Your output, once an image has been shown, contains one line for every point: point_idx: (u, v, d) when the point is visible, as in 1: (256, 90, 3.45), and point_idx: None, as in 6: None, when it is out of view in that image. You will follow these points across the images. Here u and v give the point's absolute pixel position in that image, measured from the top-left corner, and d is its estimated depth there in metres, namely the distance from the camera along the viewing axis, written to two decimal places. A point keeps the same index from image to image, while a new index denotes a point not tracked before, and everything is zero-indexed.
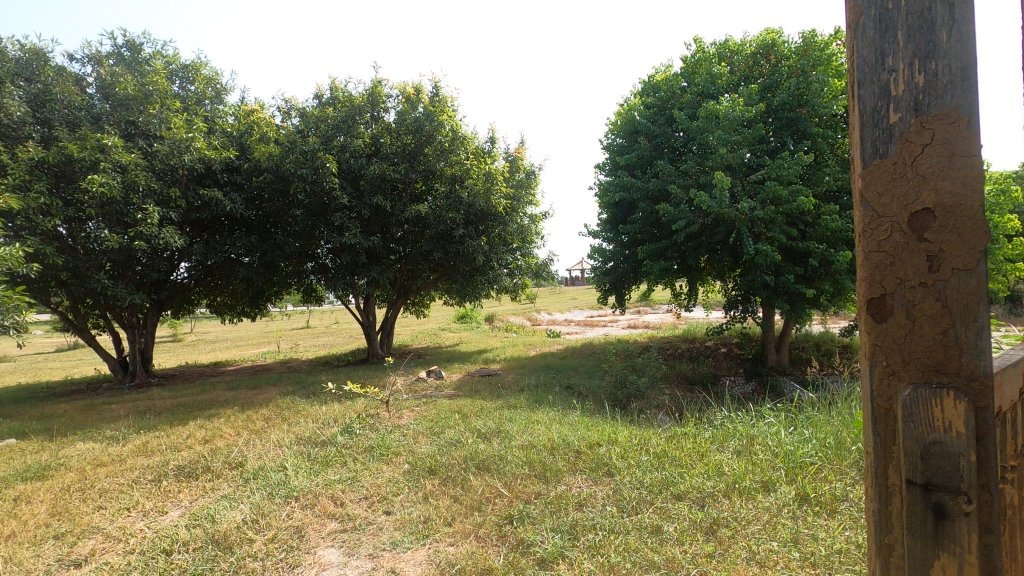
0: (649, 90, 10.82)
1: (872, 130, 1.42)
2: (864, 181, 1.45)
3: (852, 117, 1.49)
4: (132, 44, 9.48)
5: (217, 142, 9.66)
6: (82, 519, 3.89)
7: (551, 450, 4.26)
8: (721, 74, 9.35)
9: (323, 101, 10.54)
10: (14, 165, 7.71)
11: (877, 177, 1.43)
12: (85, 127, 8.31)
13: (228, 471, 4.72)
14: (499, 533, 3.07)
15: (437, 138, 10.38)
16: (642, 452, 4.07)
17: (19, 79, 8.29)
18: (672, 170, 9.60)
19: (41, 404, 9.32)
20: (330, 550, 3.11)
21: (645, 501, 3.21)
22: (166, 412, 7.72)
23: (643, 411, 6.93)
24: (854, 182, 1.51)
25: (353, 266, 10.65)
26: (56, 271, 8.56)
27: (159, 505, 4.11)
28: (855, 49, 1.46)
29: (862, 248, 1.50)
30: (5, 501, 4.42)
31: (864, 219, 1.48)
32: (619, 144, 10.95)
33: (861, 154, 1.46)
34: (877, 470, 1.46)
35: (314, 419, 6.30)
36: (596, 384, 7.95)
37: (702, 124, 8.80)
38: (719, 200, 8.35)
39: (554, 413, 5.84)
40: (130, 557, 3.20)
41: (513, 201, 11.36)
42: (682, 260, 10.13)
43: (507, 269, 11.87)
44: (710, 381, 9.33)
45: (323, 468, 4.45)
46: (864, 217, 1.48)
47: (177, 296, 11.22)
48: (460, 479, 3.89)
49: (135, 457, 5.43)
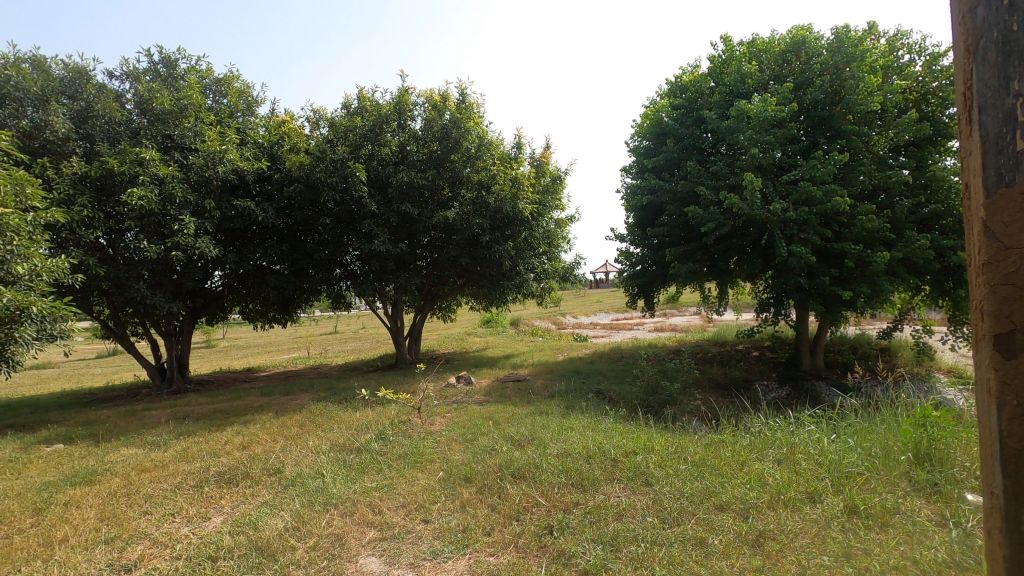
0: (676, 91, 10.72)
1: (995, 157, 1.61)
2: (990, 213, 1.63)
3: (976, 143, 1.68)
4: (168, 60, 9.76)
5: (250, 153, 9.88)
6: (130, 524, 4.01)
7: (587, 458, 4.22)
8: (751, 73, 9.18)
9: (351, 110, 10.67)
10: (58, 180, 8.01)
11: (1001, 208, 1.60)
12: (124, 142, 8.58)
13: (267, 477, 4.81)
14: (539, 544, 3.06)
15: (463, 145, 10.44)
16: (680, 460, 4.00)
17: (63, 96, 8.62)
18: (702, 171, 9.46)
19: (85, 410, 9.65)
20: (370, 558, 3.14)
21: (686, 511, 3.16)
22: (204, 417, 7.93)
23: (677, 418, 6.83)
24: (978, 212, 1.68)
25: (382, 272, 10.77)
26: (98, 281, 8.84)
27: (202, 511, 4.21)
28: (977, 73, 1.66)
29: (988, 279, 1.67)
30: (57, 505, 4.59)
31: (991, 249, 1.65)
32: (646, 146, 10.91)
33: (987, 183, 1.63)
34: (1011, 510, 1.63)
35: (347, 426, 6.38)
36: (627, 390, 7.87)
37: (732, 124, 8.67)
38: (750, 202, 8.21)
39: (587, 420, 5.80)
40: (178, 563, 3.29)
41: (541, 206, 11.35)
42: (712, 263, 9.98)
43: (534, 274, 11.87)
44: (742, 386, 9.17)
45: (359, 475, 4.50)
46: (991, 248, 1.65)
47: (212, 304, 11.51)
48: (496, 487, 3.88)
49: (177, 463, 5.58)
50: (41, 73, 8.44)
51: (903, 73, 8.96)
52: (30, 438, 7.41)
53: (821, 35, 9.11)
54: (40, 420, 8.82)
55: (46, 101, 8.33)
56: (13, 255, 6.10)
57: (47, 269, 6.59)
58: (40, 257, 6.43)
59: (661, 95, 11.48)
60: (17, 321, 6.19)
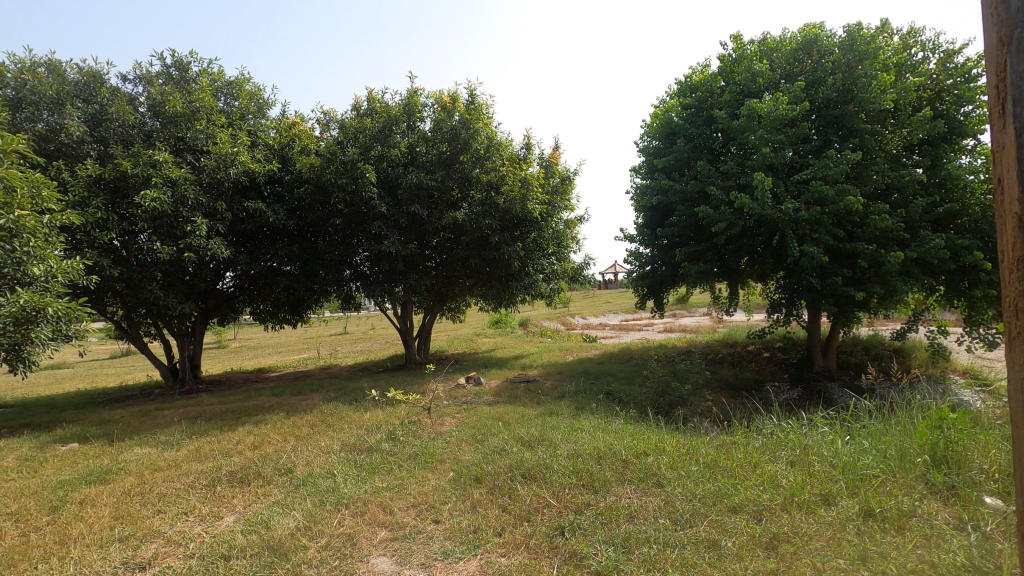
0: (686, 90, 10.67)
1: None
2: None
3: (1009, 141, 1.82)
4: (180, 63, 9.86)
5: (261, 155, 9.95)
6: (143, 523, 4.05)
7: (598, 459, 4.20)
8: (762, 72, 9.11)
9: (361, 111, 10.71)
10: (74, 182, 8.11)
11: None
12: (138, 145, 8.68)
13: (278, 477, 4.84)
14: (551, 545, 3.05)
15: (473, 145, 10.45)
16: (691, 462, 3.98)
17: (77, 100, 8.74)
18: (712, 171, 9.41)
19: (99, 409, 9.75)
20: (382, 558, 3.15)
21: (699, 513, 3.14)
22: (216, 417, 7.98)
23: (687, 419, 6.78)
24: (1013, 208, 1.82)
25: (391, 273, 10.81)
26: (112, 282, 8.93)
27: (215, 510, 4.24)
28: (1011, 65, 1.82)
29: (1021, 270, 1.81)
30: (72, 504, 4.64)
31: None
32: (656, 146, 10.88)
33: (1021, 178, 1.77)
34: None
35: (358, 426, 6.40)
36: (637, 391, 7.84)
37: (743, 124, 8.61)
38: (761, 202, 8.15)
39: (597, 421, 5.78)
40: (191, 562, 3.31)
41: (550, 207, 11.34)
42: (723, 263, 9.91)
43: (543, 274, 11.86)
44: (753, 387, 9.10)
45: (370, 475, 4.51)
46: None
47: (224, 304, 11.61)
48: (506, 488, 3.88)
49: (189, 462, 5.63)
50: (56, 77, 8.56)
51: (916, 70, 8.86)
52: (45, 437, 7.51)
53: (833, 33, 9.02)
54: (55, 420, 8.92)
55: (61, 105, 8.43)
56: (29, 257, 6.18)
57: (63, 270, 6.68)
58: (55, 258, 6.52)
59: (670, 95, 11.44)
60: (34, 322, 6.27)
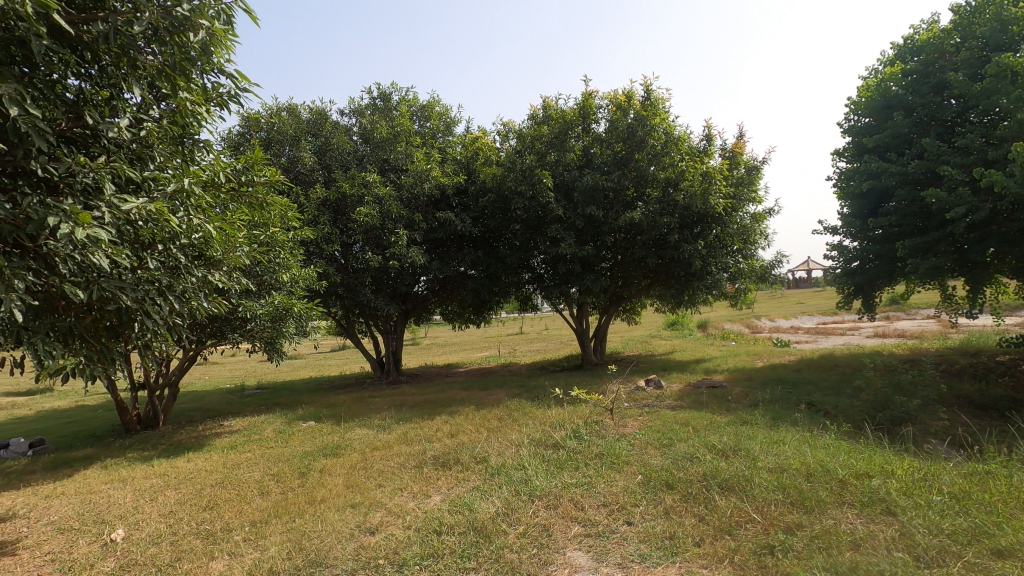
0: (908, 53, 9.09)
1: None
2: None
3: None
4: (384, 94, 11.29)
5: (450, 169, 10.89)
6: (370, 494, 4.70)
7: (808, 477, 3.78)
8: (1016, 19, 7.43)
9: (537, 119, 11.11)
10: (308, 204, 9.80)
11: None
12: (354, 168, 10.18)
13: (475, 464, 5.25)
14: (760, 563, 2.84)
15: (649, 142, 10.16)
16: (930, 491, 3.38)
17: (309, 135, 10.50)
18: (944, 148, 7.93)
19: (326, 394, 11.54)
20: (578, 552, 3.23)
21: (950, 551, 2.66)
22: (417, 406, 8.95)
23: (916, 439, 5.79)
24: None
25: (568, 275, 11.03)
26: (335, 286, 10.55)
27: (424, 489, 4.74)
28: None
29: None
30: (314, 471, 5.60)
31: None
32: (865, 124, 9.53)
33: None
34: None
35: (543, 422, 6.66)
36: (847, 404, 6.92)
37: (990, 86, 7.11)
38: (1020, 178, 6.58)
39: (801, 433, 5.23)
40: (409, 532, 3.75)
41: (734, 200, 10.55)
42: (961, 256, 8.27)
43: (727, 273, 11.08)
44: (1009, 407, 7.39)
45: (559, 470, 4.64)
46: None
47: (419, 306, 12.95)
48: (702, 497, 3.71)
49: (399, 444, 6.40)
50: (295, 117, 10.40)
51: None
52: (291, 414, 9.16)
53: None
54: (297, 401, 10.80)
55: (298, 140, 10.17)
56: (280, 266, 7.60)
57: (303, 276, 8.10)
58: (297, 267, 7.96)
59: (885, 61, 9.89)
60: (284, 319, 7.69)
